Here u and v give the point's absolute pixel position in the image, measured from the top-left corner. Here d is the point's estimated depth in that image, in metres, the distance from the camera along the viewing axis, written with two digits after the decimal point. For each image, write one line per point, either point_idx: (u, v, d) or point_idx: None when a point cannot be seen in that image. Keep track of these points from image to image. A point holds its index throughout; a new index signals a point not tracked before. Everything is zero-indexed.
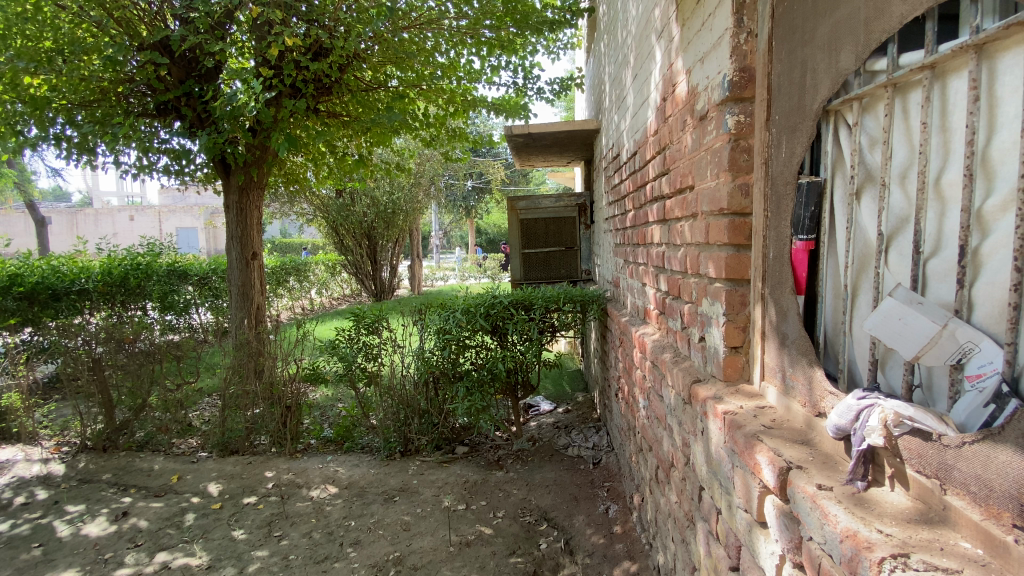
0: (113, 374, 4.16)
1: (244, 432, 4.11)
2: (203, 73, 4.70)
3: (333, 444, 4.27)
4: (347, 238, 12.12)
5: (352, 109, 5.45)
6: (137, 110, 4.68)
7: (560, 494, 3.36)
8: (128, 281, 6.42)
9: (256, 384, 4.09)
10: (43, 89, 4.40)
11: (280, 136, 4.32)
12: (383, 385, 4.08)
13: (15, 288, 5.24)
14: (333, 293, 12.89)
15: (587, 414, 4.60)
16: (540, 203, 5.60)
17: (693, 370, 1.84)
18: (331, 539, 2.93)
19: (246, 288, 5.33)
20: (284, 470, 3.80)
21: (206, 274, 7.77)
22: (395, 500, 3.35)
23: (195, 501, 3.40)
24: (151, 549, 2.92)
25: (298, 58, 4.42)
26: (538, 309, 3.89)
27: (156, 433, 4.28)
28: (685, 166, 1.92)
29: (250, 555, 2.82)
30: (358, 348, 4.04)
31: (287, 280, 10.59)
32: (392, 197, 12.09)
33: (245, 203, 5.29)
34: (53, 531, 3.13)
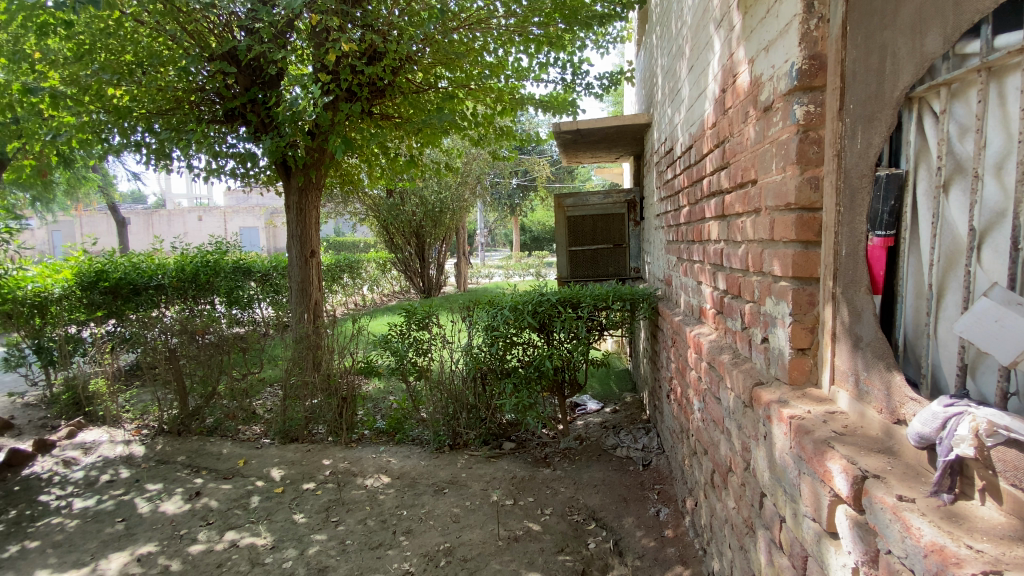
0: (186, 364, 4.48)
1: (303, 420, 4.33)
2: (266, 80, 4.97)
3: (384, 435, 4.43)
4: (397, 237, 12.50)
5: (403, 111, 5.61)
6: (208, 117, 5.03)
7: (609, 494, 3.32)
8: (198, 278, 6.87)
9: (314, 375, 4.31)
10: (124, 98, 4.85)
11: (337, 139, 4.53)
12: (432, 380, 4.19)
13: (102, 283, 5.79)
14: (383, 289, 13.30)
15: (636, 415, 4.52)
16: (588, 200, 5.57)
17: (755, 372, 1.77)
18: (384, 527, 3.04)
19: (305, 285, 5.59)
20: (340, 458, 3.97)
21: (268, 271, 8.12)
22: (445, 492, 3.42)
23: (260, 485, 3.61)
24: (221, 527, 3.12)
25: (354, 62, 4.60)
26: (586, 307, 3.84)
27: (224, 419, 4.58)
28: (746, 159, 1.85)
29: (309, 538, 2.96)
30: (409, 343, 4.16)
31: (341, 277, 11.00)
32: (439, 197, 12.35)
33: (305, 203, 5.56)
34: (134, 507, 3.41)
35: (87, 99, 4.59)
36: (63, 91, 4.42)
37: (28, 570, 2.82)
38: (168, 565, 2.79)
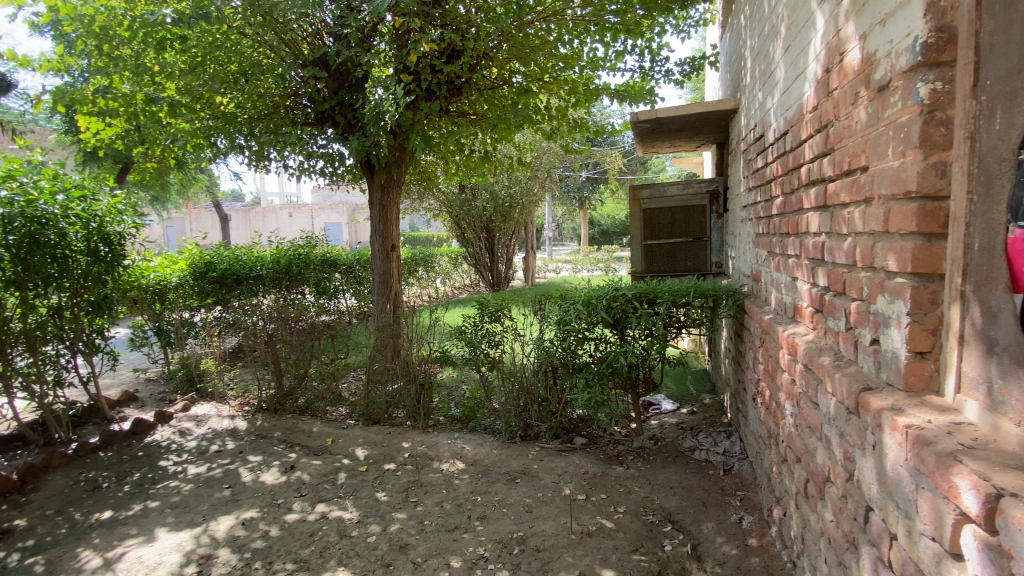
0: (282, 348, 4.89)
1: (384, 404, 4.58)
2: (352, 83, 5.27)
3: (458, 423, 4.58)
4: (469, 232, 12.81)
5: (479, 107, 5.72)
6: (301, 120, 5.44)
7: (687, 497, 3.21)
8: (291, 269, 7.45)
9: (394, 362, 4.54)
10: (230, 105, 5.35)
11: (418, 137, 4.73)
12: (504, 371, 4.26)
13: (210, 273, 6.48)
14: (455, 282, 13.72)
15: (716, 418, 4.32)
16: (665, 192, 5.38)
17: (862, 376, 1.63)
18: (460, 511, 3.15)
19: (386, 277, 5.89)
20: (418, 442, 4.15)
21: (352, 264, 8.64)
22: (517, 482, 3.48)
23: (346, 462, 3.88)
24: (313, 499, 3.39)
25: (434, 62, 4.77)
26: (664, 304, 3.70)
27: (314, 400, 4.95)
28: (855, 144, 1.70)
29: (391, 515, 3.14)
30: (482, 334, 4.28)
31: (416, 270, 11.47)
32: (510, 191, 12.49)
33: (386, 200, 5.84)
34: (239, 476, 3.78)
35: (198, 106, 5.12)
36: (180, 100, 4.96)
37: (151, 525, 3.19)
38: (268, 530, 3.05)
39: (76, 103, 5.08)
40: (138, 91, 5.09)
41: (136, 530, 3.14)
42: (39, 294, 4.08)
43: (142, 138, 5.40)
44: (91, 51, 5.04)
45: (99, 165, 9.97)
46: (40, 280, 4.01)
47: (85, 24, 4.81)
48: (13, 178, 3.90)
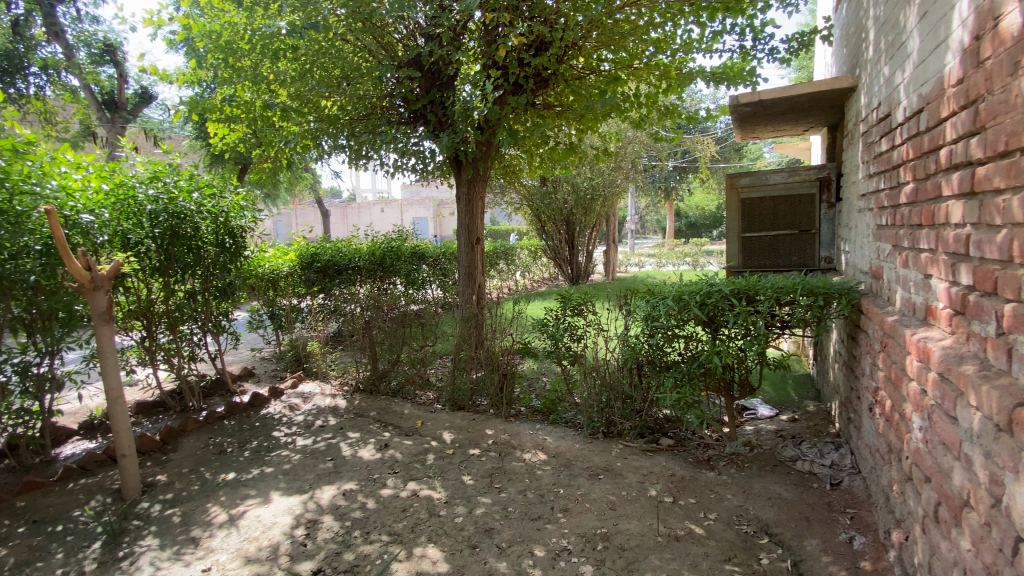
0: (377, 333, 5.23)
1: (469, 391, 4.74)
2: (443, 82, 5.47)
3: (540, 414, 4.61)
4: (549, 224, 12.82)
5: (565, 99, 5.68)
6: (396, 120, 5.75)
7: (787, 510, 2.99)
8: (384, 261, 7.92)
9: (479, 352, 4.68)
10: (334, 108, 5.77)
11: (504, 131, 4.81)
12: (586, 365, 4.21)
13: (316, 264, 7.10)
14: (534, 275, 13.85)
15: (821, 427, 3.97)
16: (768, 179, 5.03)
17: (1018, 391, 1.40)
18: (543, 501, 3.18)
19: (471, 269, 6.06)
20: (501, 430, 4.26)
21: (438, 256, 9.03)
22: (600, 478, 3.44)
23: (434, 445, 4.07)
24: (405, 477, 3.60)
25: (522, 55, 4.80)
26: (766, 301, 3.44)
27: (405, 384, 5.23)
28: (1014, 121, 1.46)
29: (476, 499, 3.25)
30: (563, 328, 4.24)
31: (496, 263, 11.73)
32: (592, 183, 12.28)
33: (472, 194, 6.00)
34: (339, 450, 4.11)
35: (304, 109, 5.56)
36: (291, 105, 5.45)
37: (267, 489, 3.56)
38: (365, 502, 3.29)
39: (207, 111, 5.76)
40: (256, 98, 5.63)
41: (255, 492, 3.53)
42: (178, 279, 4.68)
43: (260, 141, 5.99)
44: (218, 64, 5.68)
45: (223, 166, 11.25)
46: (179, 267, 4.60)
47: (214, 41, 5.48)
48: (159, 179, 4.49)
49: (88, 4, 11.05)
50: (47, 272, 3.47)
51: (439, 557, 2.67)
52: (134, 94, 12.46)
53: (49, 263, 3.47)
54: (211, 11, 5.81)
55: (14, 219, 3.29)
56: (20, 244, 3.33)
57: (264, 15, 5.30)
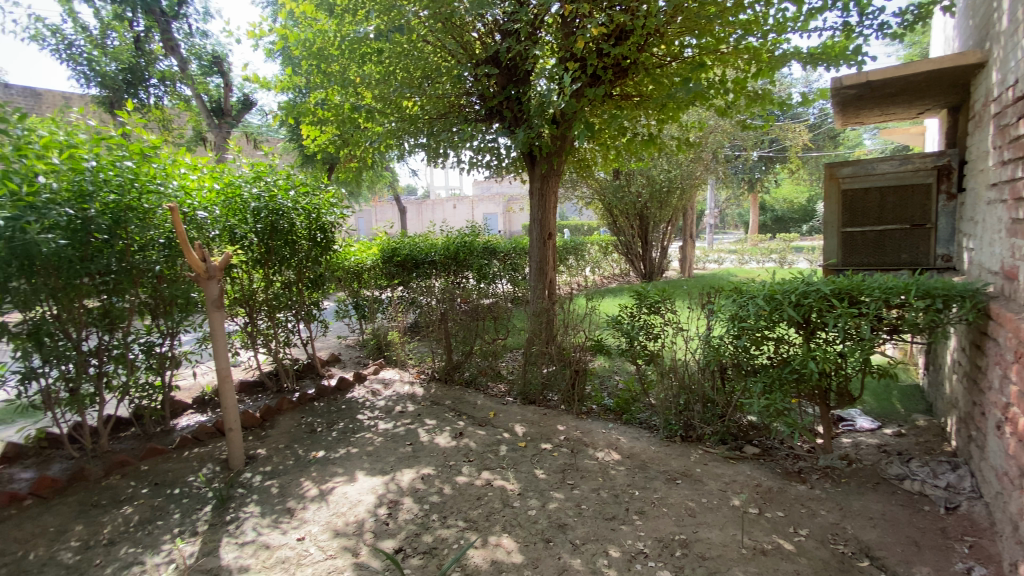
0: (452, 325, 5.38)
1: (540, 386, 4.76)
2: (519, 77, 5.50)
3: (612, 413, 4.52)
4: (621, 219, 12.52)
5: (645, 88, 5.48)
6: (473, 117, 5.84)
7: (892, 532, 2.71)
8: (458, 255, 8.12)
9: (552, 347, 4.67)
10: (414, 108, 5.98)
11: (581, 124, 4.73)
12: (663, 366, 4.06)
13: (396, 258, 7.43)
14: (604, 271, 13.61)
15: (934, 444, 3.56)
16: (875, 169, 4.58)
17: None
18: (618, 501, 3.12)
19: (542, 264, 6.04)
20: (573, 427, 4.23)
21: (509, 251, 9.13)
22: (678, 482, 3.32)
23: (507, 437, 4.13)
24: (479, 466, 3.68)
25: (602, 45, 4.69)
26: (874, 304, 3.13)
27: (477, 375, 5.34)
28: None
29: (549, 493, 3.25)
30: (639, 326, 4.13)
31: (566, 258, 11.65)
32: (669, 175, 11.76)
33: (546, 188, 5.97)
34: (417, 436, 4.29)
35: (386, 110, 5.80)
36: (375, 107, 5.72)
37: (352, 468, 3.80)
38: (442, 488, 3.41)
39: (301, 115, 6.19)
40: (345, 101, 5.97)
41: (342, 470, 3.78)
42: (276, 271, 5.10)
43: (346, 141, 6.35)
44: (311, 70, 6.08)
45: (312, 165, 12.05)
46: (277, 260, 5.01)
47: (308, 49, 5.88)
48: (261, 178, 4.91)
49: (199, 20, 12.26)
50: (169, 263, 3.91)
51: (514, 548, 2.71)
52: (237, 101, 13.69)
53: (170, 255, 3.89)
54: (305, 21, 6.20)
55: (143, 216, 3.71)
56: (147, 238, 3.78)
57: (353, 21, 5.59)
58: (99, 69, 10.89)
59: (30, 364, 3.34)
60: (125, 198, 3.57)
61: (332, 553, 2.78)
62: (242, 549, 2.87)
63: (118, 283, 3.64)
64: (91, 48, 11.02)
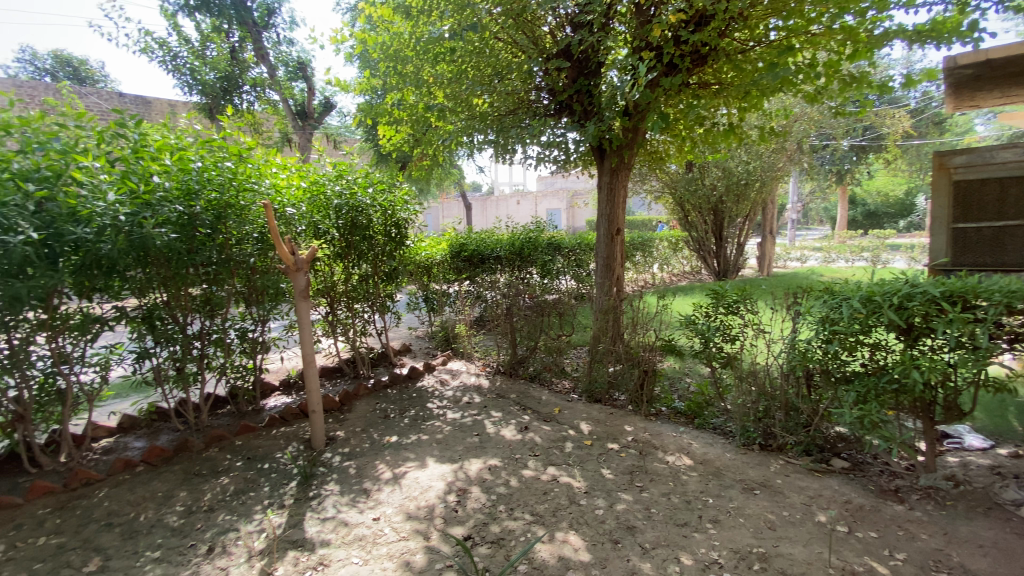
0: (518, 320, 5.41)
1: (607, 384, 4.68)
2: (591, 70, 5.42)
3: (683, 416, 4.36)
4: (693, 214, 12.04)
5: (725, 76, 5.21)
6: (543, 112, 5.80)
7: (1010, 565, 2.42)
8: (523, 251, 8.17)
9: (620, 346, 4.58)
10: (484, 105, 6.04)
11: (655, 115, 4.56)
12: (742, 370, 3.85)
13: (463, 253, 7.59)
14: (673, 268, 13.15)
15: None
16: (994, 157, 4.08)
17: None
18: (689, 507, 3.01)
19: (610, 260, 5.93)
20: (641, 428, 4.13)
21: (575, 247, 9.07)
22: (755, 493, 3.14)
23: (573, 434, 4.10)
24: (545, 461, 3.69)
25: (680, 33, 4.50)
26: (994, 308, 2.78)
27: (542, 370, 5.35)
28: None
29: (617, 494, 3.20)
30: (716, 326, 3.94)
31: (633, 255, 11.37)
32: (748, 167, 11.09)
33: (615, 183, 5.84)
34: (484, 428, 4.38)
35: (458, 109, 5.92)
36: (447, 106, 5.86)
37: (423, 455, 3.94)
38: (508, 480, 3.46)
39: (378, 115, 6.47)
40: (419, 101, 6.16)
41: (413, 456, 3.94)
42: (354, 265, 5.38)
43: (419, 140, 6.56)
44: (388, 72, 6.33)
45: (385, 164, 12.59)
46: (356, 254, 5.28)
47: (386, 52, 6.13)
48: (343, 177, 5.19)
49: (286, 29, 13.16)
50: (262, 255, 4.23)
51: (581, 545, 2.69)
52: (319, 105, 14.59)
53: (262, 248, 4.22)
54: (382, 25, 6.46)
55: (240, 212, 4.03)
56: (243, 232, 4.08)
57: (428, 22, 5.76)
58: (200, 78, 12.01)
59: (143, 344, 3.78)
60: (226, 196, 3.90)
61: (405, 534, 2.90)
62: (323, 524, 3.06)
63: (218, 273, 3.98)
64: (193, 60, 12.17)
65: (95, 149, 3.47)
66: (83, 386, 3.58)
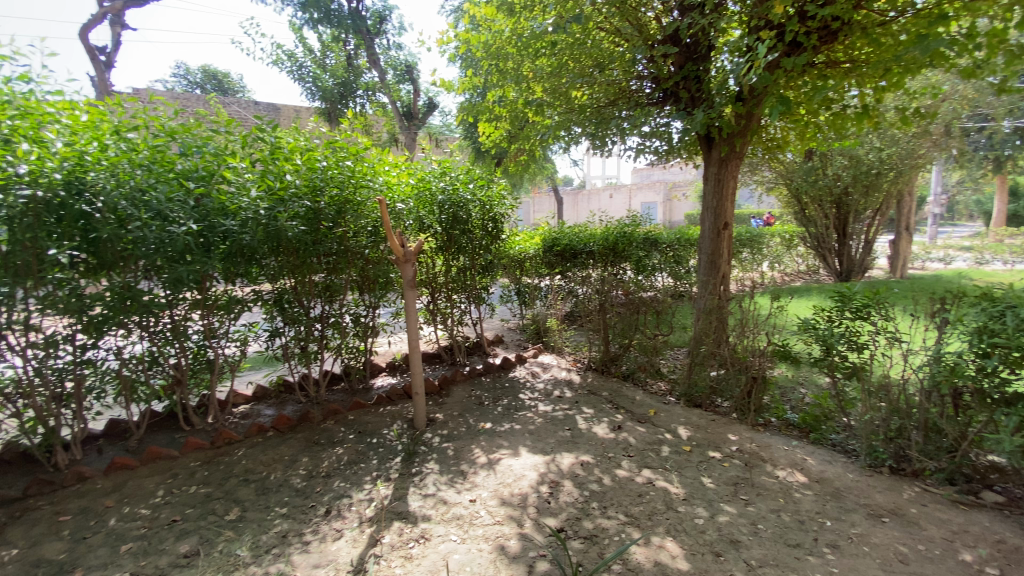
0: (612, 317, 5.30)
1: (708, 389, 4.44)
2: (701, 55, 5.12)
3: (796, 429, 4.00)
4: (812, 207, 10.98)
5: (860, 53, 4.66)
6: (646, 101, 5.58)
7: None
8: (618, 246, 7.96)
9: (724, 349, 4.30)
10: (584, 98, 5.96)
11: (774, 100, 4.18)
12: (871, 383, 3.43)
13: (555, 247, 7.57)
14: (785, 267, 12.08)
15: None
16: None
17: None
18: (803, 528, 2.77)
19: (715, 256, 5.60)
20: (747, 439, 3.86)
21: (673, 243, 8.69)
22: (884, 520, 2.81)
23: (670, 438, 3.95)
24: (640, 463, 3.59)
25: (807, 7, 4.07)
26: None
27: (637, 370, 5.20)
28: None
29: (719, 505, 3.03)
30: (841, 333, 3.54)
31: (739, 252, 10.61)
32: (881, 154, 9.82)
33: (723, 173, 5.48)
34: (575, 423, 4.37)
35: (557, 102, 5.90)
36: (546, 100, 5.86)
37: (516, 444, 4.03)
38: (602, 478, 3.42)
39: (478, 112, 6.64)
40: (519, 97, 6.24)
41: (506, 444, 4.04)
42: (454, 257, 5.61)
43: (518, 135, 6.65)
44: (489, 69, 6.48)
45: (483, 159, 12.96)
46: (457, 246, 5.51)
47: (487, 49, 6.26)
48: (447, 173, 5.41)
49: (395, 34, 14.01)
50: (374, 247, 4.60)
51: (679, 553, 2.59)
52: (423, 105, 15.39)
53: (375, 240, 4.59)
54: (484, 23, 6.61)
55: (358, 206, 4.39)
56: (359, 226, 4.47)
57: (530, 17, 5.80)
58: (321, 85, 13.25)
59: (275, 325, 4.31)
60: (345, 192, 4.29)
61: (500, 519, 3.00)
62: (424, 500, 3.26)
63: (338, 262, 4.43)
64: (315, 69, 13.43)
65: (241, 150, 3.94)
66: (227, 358, 4.12)
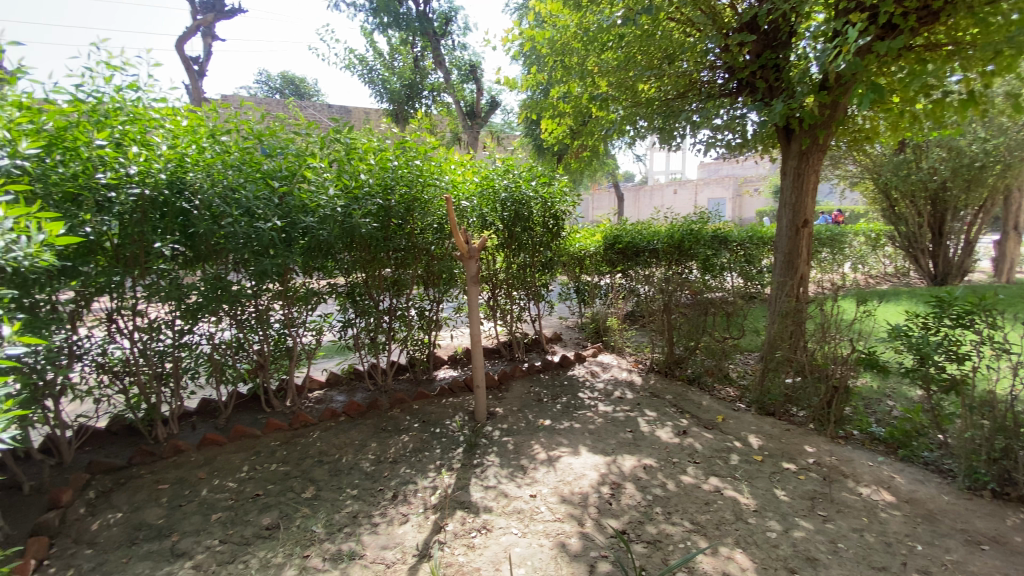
0: (677, 318, 5.13)
1: (783, 397, 4.20)
2: (781, 42, 4.83)
3: (882, 445, 3.70)
4: (902, 203, 10.05)
5: (967, 33, 4.21)
6: (719, 92, 5.33)
7: None
8: (683, 244, 7.61)
9: (801, 355, 4.05)
10: (651, 91, 5.79)
11: (863, 88, 3.86)
12: (973, 398, 3.11)
13: (617, 245, 7.38)
14: (870, 269, 11.15)
15: None
16: None
17: None
18: (890, 551, 2.56)
19: (792, 256, 5.28)
20: (826, 451, 3.61)
21: (744, 241, 8.27)
22: (987, 550, 2.54)
23: (739, 446, 3.77)
24: (706, 470, 3.46)
25: None
26: None
27: (703, 374, 5.01)
28: None
29: (794, 519, 2.86)
30: (940, 343, 3.22)
31: (817, 252, 9.92)
32: (988, 145, 8.81)
33: (803, 168, 5.14)
34: (637, 425, 4.28)
35: (624, 96, 5.78)
36: (612, 95, 5.76)
37: (577, 442, 4.01)
38: (665, 482, 3.33)
39: (542, 109, 6.64)
40: (584, 93, 6.17)
41: (566, 442, 4.03)
42: (516, 254, 5.66)
43: (582, 131, 6.59)
44: (554, 65, 6.44)
45: (544, 157, 12.96)
46: (519, 243, 5.56)
47: (553, 45, 6.23)
48: (510, 171, 5.45)
49: (460, 35, 14.30)
50: (439, 244, 4.75)
51: (749, 566, 2.48)
52: (486, 103, 15.62)
53: (441, 237, 4.73)
54: (549, 19, 6.58)
55: (425, 204, 4.54)
56: (426, 223, 4.63)
57: (596, 11, 5.72)
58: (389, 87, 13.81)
59: (347, 316, 4.55)
60: (414, 190, 4.44)
61: (560, 516, 3.00)
62: (486, 492, 3.33)
63: (406, 257, 4.63)
64: (384, 71, 14.00)
65: (320, 151, 4.13)
66: (304, 345, 4.42)
